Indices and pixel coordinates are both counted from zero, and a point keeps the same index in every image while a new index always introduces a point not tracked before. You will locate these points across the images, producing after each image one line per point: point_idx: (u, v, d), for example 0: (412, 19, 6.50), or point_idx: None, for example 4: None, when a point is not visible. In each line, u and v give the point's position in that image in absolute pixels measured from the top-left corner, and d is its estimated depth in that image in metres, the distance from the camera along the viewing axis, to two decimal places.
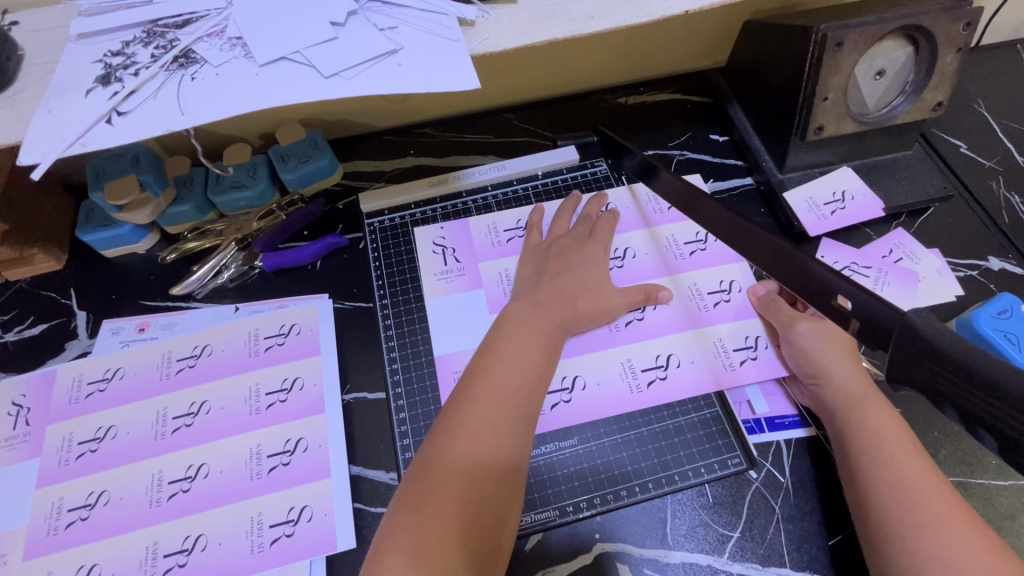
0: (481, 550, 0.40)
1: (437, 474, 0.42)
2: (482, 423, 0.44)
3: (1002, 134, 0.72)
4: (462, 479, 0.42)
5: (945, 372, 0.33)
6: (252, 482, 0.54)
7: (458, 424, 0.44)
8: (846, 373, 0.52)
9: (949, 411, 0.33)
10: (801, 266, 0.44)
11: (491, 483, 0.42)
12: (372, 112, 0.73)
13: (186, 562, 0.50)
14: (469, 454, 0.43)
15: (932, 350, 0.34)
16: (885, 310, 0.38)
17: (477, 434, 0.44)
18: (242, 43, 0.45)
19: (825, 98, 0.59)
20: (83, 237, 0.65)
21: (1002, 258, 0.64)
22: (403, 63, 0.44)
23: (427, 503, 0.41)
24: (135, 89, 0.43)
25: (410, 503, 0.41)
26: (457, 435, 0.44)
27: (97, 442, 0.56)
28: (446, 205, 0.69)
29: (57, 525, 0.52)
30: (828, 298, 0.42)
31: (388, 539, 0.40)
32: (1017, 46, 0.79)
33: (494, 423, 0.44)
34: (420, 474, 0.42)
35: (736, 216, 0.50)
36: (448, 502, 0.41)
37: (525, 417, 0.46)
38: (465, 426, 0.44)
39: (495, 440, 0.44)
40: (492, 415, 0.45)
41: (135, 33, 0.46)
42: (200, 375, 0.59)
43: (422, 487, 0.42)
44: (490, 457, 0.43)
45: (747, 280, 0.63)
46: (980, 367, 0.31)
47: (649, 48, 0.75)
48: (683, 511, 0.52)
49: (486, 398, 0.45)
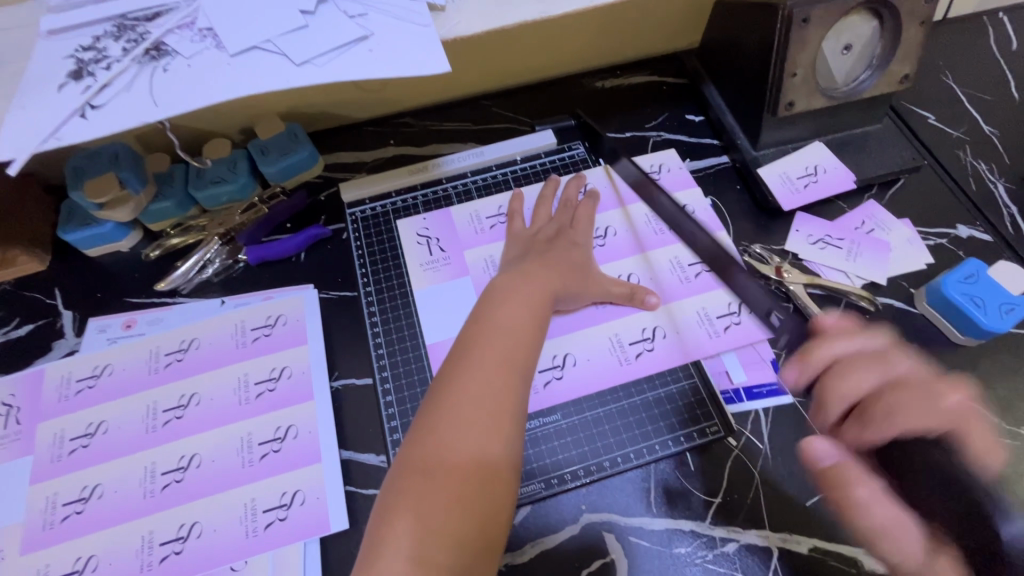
0: (493, 517, 0.42)
1: (445, 442, 0.43)
2: (484, 388, 0.45)
3: (970, 104, 0.74)
4: (468, 443, 0.43)
5: None
6: (244, 470, 0.54)
7: (460, 392, 0.45)
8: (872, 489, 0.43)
9: None
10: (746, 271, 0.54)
11: (502, 450, 0.43)
12: (350, 103, 0.74)
13: (182, 550, 0.51)
14: (477, 420, 0.44)
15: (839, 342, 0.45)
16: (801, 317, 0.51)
17: (483, 402, 0.44)
18: (213, 34, 0.45)
19: (793, 74, 0.60)
20: (66, 236, 0.65)
21: (970, 226, 0.66)
22: (374, 50, 0.45)
23: (439, 471, 0.42)
24: (108, 83, 0.43)
25: (418, 468, 0.42)
26: (460, 400, 0.44)
27: (89, 438, 0.56)
28: (426, 192, 0.70)
29: (52, 519, 0.53)
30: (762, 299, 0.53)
31: (399, 504, 0.41)
32: (981, 18, 0.81)
33: (494, 388, 0.45)
34: (425, 442, 0.43)
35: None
36: (459, 468, 0.42)
37: (523, 381, 0.47)
38: (469, 394, 0.45)
39: (500, 407, 0.45)
40: (495, 383, 0.46)
41: (105, 27, 0.46)
42: (189, 368, 0.60)
43: (428, 454, 0.42)
44: (495, 421, 0.44)
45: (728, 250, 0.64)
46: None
47: (624, 32, 0.75)
48: (667, 480, 0.54)
49: (485, 364, 0.47)
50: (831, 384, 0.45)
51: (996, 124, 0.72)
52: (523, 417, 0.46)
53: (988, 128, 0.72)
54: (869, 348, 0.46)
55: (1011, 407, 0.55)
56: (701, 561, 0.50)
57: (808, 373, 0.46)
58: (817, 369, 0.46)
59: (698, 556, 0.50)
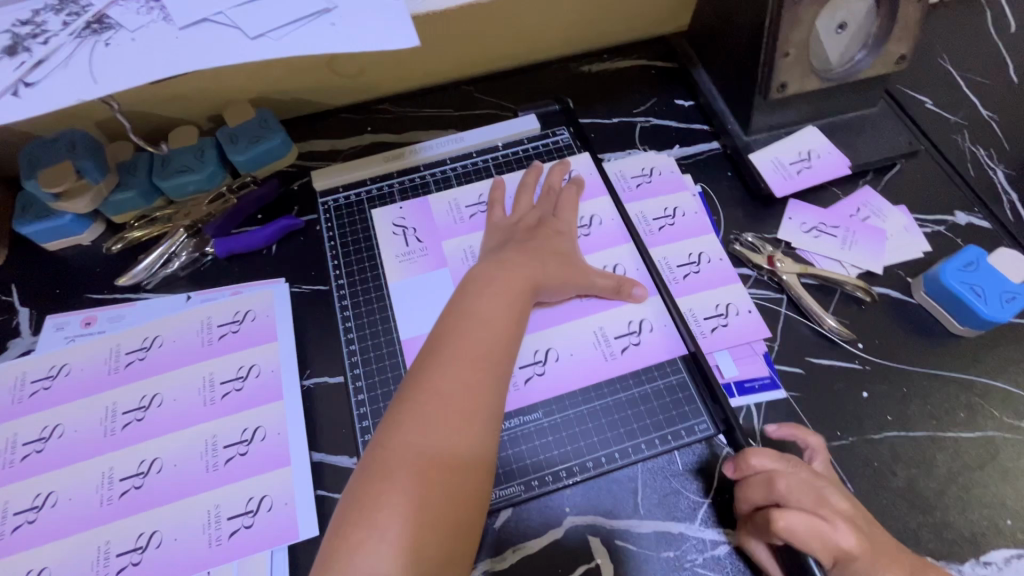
0: (464, 524, 0.39)
1: (413, 444, 0.40)
2: (455, 385, 0.42)
3: (968, 88, 0.71)
4: (437, 444, 0.40)
5: None
6: (207, 475, 0.51)
7: (433, 390, 0.42)
8: (761, 546, 0.46)
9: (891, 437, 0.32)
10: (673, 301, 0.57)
11: (474, 453, 0.41)
12: (325, 88, 0.70)
13: (140, 561, 0.48)
14: (448, 421, 0.41)
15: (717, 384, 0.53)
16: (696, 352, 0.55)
17: (455, 401, 0.42)
18: (160, 6, 0.41)
19: (786, 54, 0.57)
20: (21, 229, 0.62)
21: (968, 213, 0.63)
22: (337, 22, 0.41)
23: (413, 475, 0.39)
24: (44, 59, 0.40)
25: (384, 472, 0.39)
26: (429, 399, 0.42)
27: (43, 442, 0.53)
28: (404, 180, 0.67)
29: (2, 530, 0.50)
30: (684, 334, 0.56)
31: (362, 512, 0.38)
32: (979, 0, 0.78)
33: (466, 385, 0.43)
34: (391, 444, 0.40)
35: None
36: (426, 472, 0.39)
37: (498, 377, 0.45)
38: (439, 392, 0.42)
39: (473, 406, 0.42)
40: (468, 381, 0.43)
41: (45, 0, 0.42)
42: (151, 367, 0.56)
43: (393, 457, 0.39)
44: (466, 421, 0.41)
45: (715, 254, 0.61)
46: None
47: (610, 13, 0.72)
48: (653, 479, 0.51)
49: (458, 360, 0.44)
50: (743, 491, 0.46)
51: (994, 108, 0.70)
52: (500, 416, 0.43)
53: (986, 113, 0.69)
54: (776, 468, 0.45)
55: (1012, 400, 0.53)
56: (690, 565, 0.48)
57: (734, 469, 0.47)
58: (743, 469, 0.46)
59: (688, 560, 0.48)
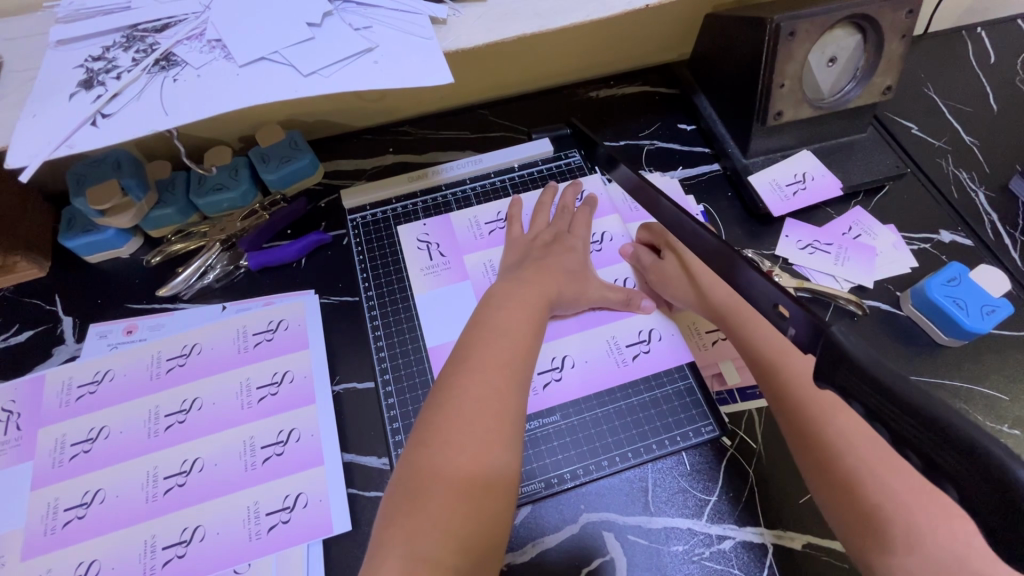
0: (496, 520, 0.43)
1: (449, 445, 0.44)
2: (484, 390, 0.46)
3: (951, 115, 0.77)
4: (471, 444, 0.44)
5: (878, 397, 0.32)
6: (246, 473, 0.55)
7: (466, 394, 0.46)
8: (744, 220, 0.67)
9: (913, 458, 0.31)
10: (735, 265, 0.46)
11: (504, 452, 0.44)
12: (352, 113, 0.75)
13: (184, 554, 0.51)
14: (481, 423, 0.45)
15: (845, 357, 0.35)
16: (802, 316, 0.40)
17: (485, 404, 0.46)
18: (221, 45, 0.46)
19: (781, 85, 0.62)
20: (67, 243, 0.65)
21: (952, 232, 0.68)
22: (379, 61, 0.46)
23: (453, 472, 0.43)
24: (119, 92, 0.44)
25: (423, 470, 0.43)
26: (464, 403, 0.46)
27: (90, 443, 0.57)
28: (426, 199, 0.71)
29: (53, 524, 0.53)
30: (772, 304, 0.43)
31: (407, 507, 0.42)
32: (961, 33, 0.84)
33: (495, 390, 0.47)
34: (430, 446, 0.44)
35: (679, 215, 0.51)
36: (464, 470, 0.43)
37: (523, 383, 0.49)
38: (471, 397, 0.46)
39: (502, 410, 0.46)
40: (497, 386, 0.47)
41: (115, 38, 0.47)
42: (190, 373, 0.60)
43: (433, 455, 0.43)
44: (497, 423, 0.45)
45: None
46: (911, 393, 0.31)
47: (617, 45, 0.78)
48: (663, 478, 0.55)
49: (487, 367, 0.48)
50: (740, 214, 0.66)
51: (976, 134, 0.75)
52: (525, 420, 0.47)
53: (968, 138, 0.75)
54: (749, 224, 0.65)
55: (994, 406, 0.57)
56: (697, 559, 0.51)
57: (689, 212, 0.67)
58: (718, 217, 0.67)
59: (695, 553, 0.52)
